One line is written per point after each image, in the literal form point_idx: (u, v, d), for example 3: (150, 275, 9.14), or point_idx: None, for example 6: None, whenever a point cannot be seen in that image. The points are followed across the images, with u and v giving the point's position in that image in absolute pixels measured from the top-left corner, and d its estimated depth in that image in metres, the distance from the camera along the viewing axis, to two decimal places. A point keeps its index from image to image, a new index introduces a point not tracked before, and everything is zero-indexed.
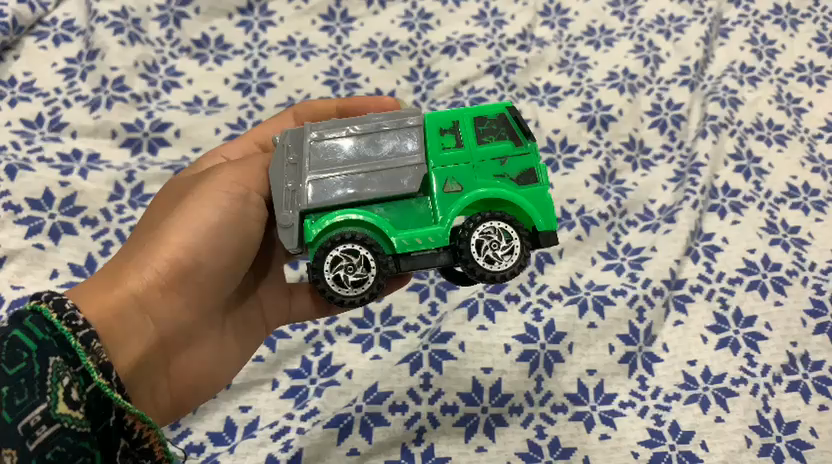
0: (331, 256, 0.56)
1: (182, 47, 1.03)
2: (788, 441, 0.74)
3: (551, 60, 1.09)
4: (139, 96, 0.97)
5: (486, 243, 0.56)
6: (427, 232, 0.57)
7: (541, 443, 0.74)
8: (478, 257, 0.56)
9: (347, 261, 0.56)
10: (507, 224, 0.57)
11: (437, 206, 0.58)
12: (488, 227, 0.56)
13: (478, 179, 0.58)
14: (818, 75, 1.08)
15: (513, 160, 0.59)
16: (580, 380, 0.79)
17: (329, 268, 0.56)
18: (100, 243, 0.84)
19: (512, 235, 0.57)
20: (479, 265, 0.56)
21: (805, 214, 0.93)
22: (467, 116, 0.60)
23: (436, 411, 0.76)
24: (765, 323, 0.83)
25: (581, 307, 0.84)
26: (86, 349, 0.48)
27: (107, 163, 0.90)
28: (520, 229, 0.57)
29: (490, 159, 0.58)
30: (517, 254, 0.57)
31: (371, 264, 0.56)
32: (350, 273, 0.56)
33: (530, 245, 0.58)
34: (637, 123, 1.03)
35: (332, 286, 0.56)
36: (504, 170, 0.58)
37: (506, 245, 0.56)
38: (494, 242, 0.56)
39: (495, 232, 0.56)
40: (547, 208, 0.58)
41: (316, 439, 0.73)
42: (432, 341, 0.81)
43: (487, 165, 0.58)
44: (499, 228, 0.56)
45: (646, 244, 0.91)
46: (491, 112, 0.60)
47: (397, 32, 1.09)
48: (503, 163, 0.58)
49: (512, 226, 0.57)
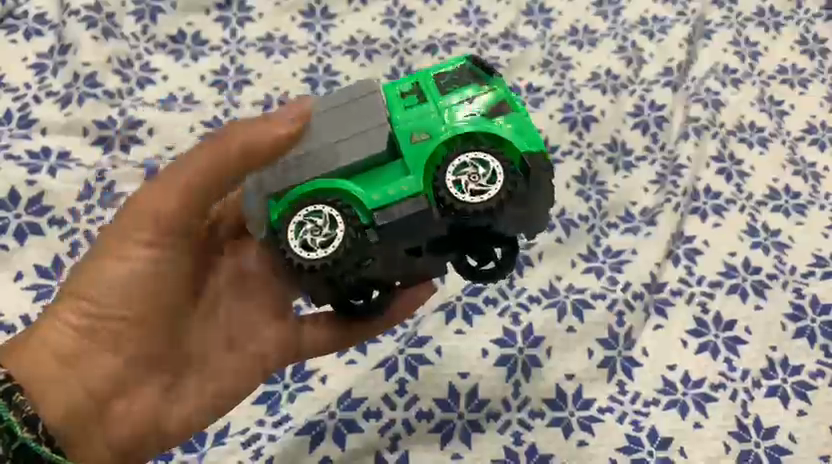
0: (295, 222, 0.57)
1: (158, 43, 1.01)
2: (766, 448, 0.75)
3: (533, 60, 1.08)
4: (112, 92, 0.95)
5: (463, 179, 0.57)
6: (399, 183, 0.58)
7: (518, 450, 0.74)
8: (457, 193, 0.56)
9: (311, 223, 0.57)
10: (482, 153, 0.57)
11: (407, 159, 0.59)
12: (462, 162, 0.57)
13: (447, 122, 0.60)
14: (799, 79, 1.08)
15: (478, 101, 0.60)
16: (558, 386, 0.78)
17: (295, 235, 0.57)
18: (68, 244, 0.82)
19: (489, 162, 0.57)
20: (460, 199, 0.56)
21: (787, 217, 0.93)
22: (426, 79, 0.63)
23: (411, 417, 0.75)
24: (745, 327, 0.83)
25: (560, 311, 0.83)
26: (9, 404, 0.56)
27: (77, 160, 0.88)
28: (498, 156, 0.57)
29: (453, 106, 0.60)
30: (499, 182, 0.56)
31: (336, 221, 0.57)
32: (315, 236, 0.57)
33: (519, 176, 0.58)
34: (619, 125, 1.02)
35: (301, 251, 0.57)
36: (472, 111, 0.60)
37: (484, 174, 0.57)
38: (472, 174, 0.57)
39: (469, 165, 0.57)
40: (524, 132, 0.59)
41: (287, 448, 0.72)
42: (409, 346, 0.79)
43: (455, 107, 0.60)
44: (474, 158, 0.57)
45: (628, 247, 0.89)
46: (449, 70, 0.63)
47: (378, 30, 1.08)
48: (469, 105, 0.60)
49: (490, 154, 0.57)
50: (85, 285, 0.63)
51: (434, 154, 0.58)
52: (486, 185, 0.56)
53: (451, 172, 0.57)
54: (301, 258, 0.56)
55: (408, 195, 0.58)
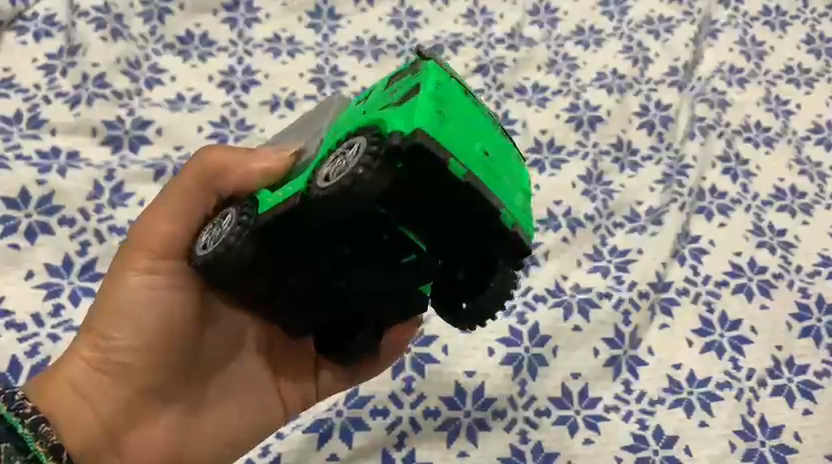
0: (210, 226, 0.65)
1: (166, 44, 1.02)
2: (771, 447, 0.75)
3: (539, 60, 1.08)
4: (121, 93, 0.95)
5: (334, 165, 0.53)
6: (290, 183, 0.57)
7: (524, 448, 0.74)
8: (321, 182, 0.52)
9: (218, 226, 0.64)
10: (357, 138, 0.52)
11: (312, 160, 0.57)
12: (338, 153, 0.53)
13: (358, 118, 0.56)
14: (805, 78, 1.08)
15: (399, 90, 0.55)
16: (564, 384, 0.78)
17: (205, 235, 0.65)
18: (77, 244, 0.82)
19: (353, 142, 0.52)
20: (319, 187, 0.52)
21: (793, 217, 0.93)
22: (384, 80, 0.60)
23: (418, 415, 0.75)
24: (751, 326, 0.83)
25: (566, 310, 0.83)
26: (34, 434, 0.57)
27: (87, 161, 0.89)
28: (368, 135, 0.51)
29: (378, 100, 0.57)
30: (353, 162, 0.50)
31: (231, 220, 0.62)
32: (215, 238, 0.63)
33: (380, 153, 0.49)
34: (625, 124, 1.02)
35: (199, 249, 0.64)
36: (385, 101, 0.55)
37: (347, 159, 0.51)
38: (341, 159, 0.52)
39: (342, 154, 0.53)
40: (411, 108, 0.51)
41: (295, 445, 0.73)
42: (415, 345, 0.79)
43: (378, 102, 0.56)
44: (345, 144, 0.53)
45: (634, 246, 0.89)
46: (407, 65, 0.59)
47: (385, 31, 1.09)
48: (390, 95, 0.55)
49: (362, 137, 0.51)
50: (97, 319, 0.65)
51: (329, 149, 0.56)
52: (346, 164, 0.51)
53: (325, 166, 0.53)
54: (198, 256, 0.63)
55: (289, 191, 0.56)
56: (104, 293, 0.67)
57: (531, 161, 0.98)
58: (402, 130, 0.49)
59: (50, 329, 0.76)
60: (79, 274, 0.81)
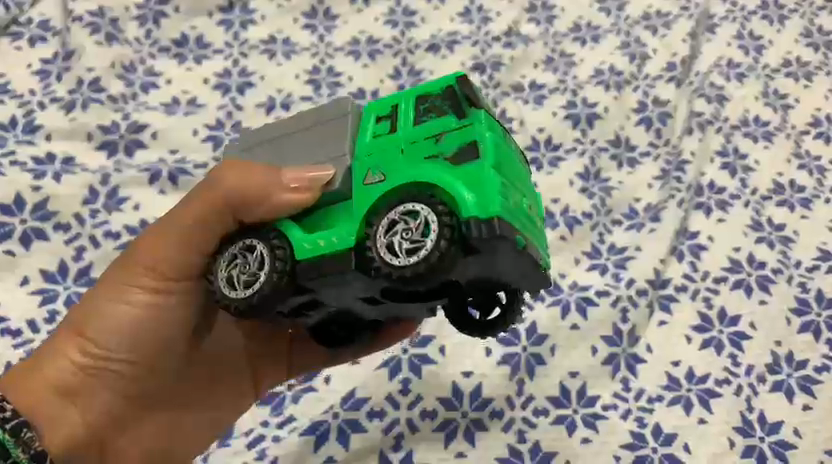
0: (228, 255, 0.60)
1: (162, 47, 1.02)
2: (771, 443, 0.75)
3: (536, 58, 1.08)
4: (116, 97, 0.95)
5: (397, 233, 0.53)
6: (332, 233, 0.56)
7: (522, 448, 0.74)
8: (385, 251, 0.52)
9: (241, 260, 0.59)
10: (421, 206, 0.52)
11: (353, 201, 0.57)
12: (396, 215, 0.53)
13: (402, 163, 0.56)
14: (804, 72, 1.08)
15: (448, 137, 0.55)
16: (562, 383, 0.78)
17: (225, 268, 0.59)
18: (73, 249, 0.82)
19: (420, 211, 0.52)
20: (386, 260, 0.52)
21: (792, 211, 0.93)
22: (409, 99, 0.60)
23: (415, 417, 0.75)
24: (750, 322, 0.83)
25: (563, 309, 0.83)
26: (17, 440, 0.56)
27: (82, 166, 0.89)
28: (440, 211, 0.52)
29: (421, 139, 0.56)
30: (428, 243, 0.51)
31: (262, 260, 0.57)
32: (243, 276, 0.58)
33: (460, 239, 0.51)
34: (623, 121, 1.02)
35: (223, 287, 0.58)
36: (437, 151, 0.55)
37: (417, 235, 0.52)
38: (406, 229, 0.52)
39: (403, 219, 0.53)
40: (480, 184, 0.52)
41: (292, 448, 0.73)
42: (412, 346, 0.79)
43: (419, 143, 0.56)
44: (407, 209, 0.53)
45: (632, 244, 0.89)
46: (437, 88, 0.59)
47: (381, 31, 1.08)
48: (438, 141, 0.56)
49: (430, 209, 0.52)
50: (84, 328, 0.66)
51: (375, 199, 0.55)
52: (418, 242, 0.52)
53: (384, 230, 0.53)
54: (224, 296, 0.58)
55: (337, 244, 0.55)
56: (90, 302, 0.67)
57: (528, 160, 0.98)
58: (485, 220, 0.51)
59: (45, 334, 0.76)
60: (76, 279, 0.81)
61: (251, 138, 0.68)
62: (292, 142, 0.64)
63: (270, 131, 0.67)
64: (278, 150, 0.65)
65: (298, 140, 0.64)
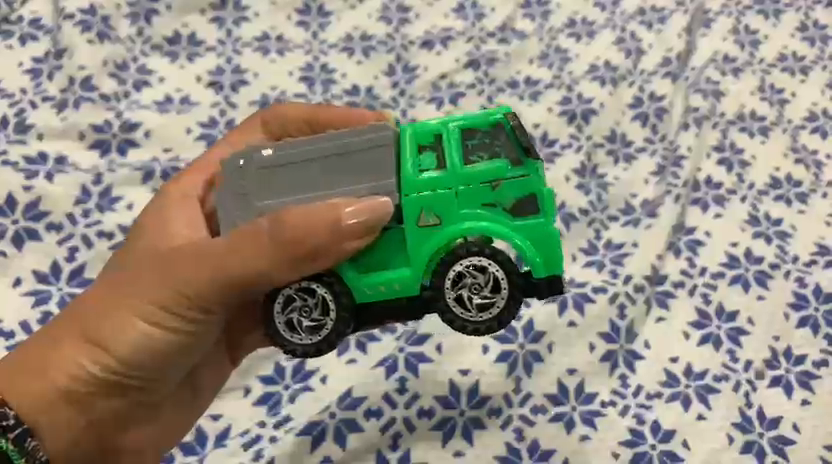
0: (285, 298, 0.59)
1: (154, 45, 1.01)
2: (770, 439, 0.74)
3: (531, 53, 1.07)
4: (108, 96, 0.95)
5: (465, 285, 0.57)
6: (395, 278, 0.58)
7: (520, 446, 0.73)
8: (456, 305, 0.57)
9: (301, 303, 0.59)
10: (489, 262, 0.56)
11: (409, 240, 0.57)
12: (463, 267, 0.57)
13: (459, 206, 0.56)
14: (800, 66, 1.07)
15: (506, 185, 0.56)
16: (561, 381, 0.77)
17: (284, 311, 0.59)
18: (66, 249, 0.81)
19: (488, 268, 0.57)
20: (457, 313, 0.57)
21: (789, 206, 0.92)
22: (456, 131, 0.58)
23: (412, 415, 0.74)
24: (747, 317, 0.83)
25: (561, 305, 0.82)
26: None
27: (75, 165, 0.88)
28: (509, 271, 0.57)
29: (478, 185, 0.56)
30: (496, 299, 0.57)
31: (328, 308, 0.58)
32: (305, 320, 0.59)
33: (520, 292, 0.58)
34: (618, 117, 1.02)
35: (286, 331, 0.59)
36: (495, 199, 0.57)
37: (485, 291, 0.57)
38: (474, 283, 0.57)
39: (469, 274, 0.57)
40: (544, 242, 0.57)
41: (289, 448, 0.72)
42: (408, 344, 0.78)
43: (475, 188, 0.56)
44: (472, 263, 0.57)
45: (629, 240, 0.89)
46: (487, 124, 0.58)
47: (374, 28, 1.08)
48: (495, 188, 0.56)
49: (499, 268, 0.57)
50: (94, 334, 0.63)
51: (435, 244, 0.57)
52: (488, 297, 0.57)
53: (451, 284, 0.57)
54: (291, 341, 0.59)
55: (400, 292, 0.58)
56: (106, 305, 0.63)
57: None
58: (546, 276, 0.58)
59: None
60: (69, 279, 0.80)
61: (256, 155, 0.58)
62: (323, 166, 0.57)
63: (301, 148, 0.57)
64: (303, 176, 0.57)
65: (331, 165, 0.57)
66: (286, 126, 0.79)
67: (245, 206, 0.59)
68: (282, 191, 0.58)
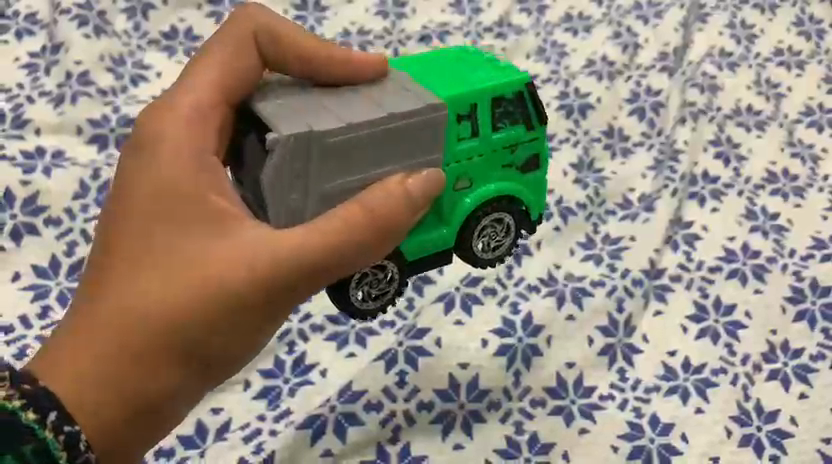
0: (359, 274, 0.69)
1: (150, 39, 1.01)
2: (767, 432, 0.75)
3: (528, 48, 1.08)
4: (105, 90, 0.94)
5: (487, 233, 0.73)
6: (440, 237, 0.70)
7: (520, 439, 0.72)
8: (479, 247, 0.74)
9: (372, 277, 0.70)
10: (506, 214, 0.73)
11: (448, 201, 0.69)
12: (488, 220, 0.72)
13: (485, 166, 0.69)
14: (796, 60, 1.10)
15: (520, 147, 0.71)
16: (559, 373, 0.77)
17: (356, 285, 0.70)
18: (64, 244, 0.80)
19: (504, 218, 0.73)
20: (481, 253, 0.74)
21: (785, 200, 0.94)
22: (486, 98, 0.66)
23: (412, 409, 0.73)
24: (745, 311, 0.83)
25: (559, 299, 0.82)
26: None
27: (72, 160, 0.87)
28: (517, 216, 0.74)
29: (501, 149, 0.69)
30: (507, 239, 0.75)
31: (393, 277, 0.70)
32: (373, 290, 0.71)
33: (524, 225, 0.75)
34: (615, 111, 1.02)
35: (359, 300, 0.71)
36: (511, 159, 0.71)
37: (500, 233, 0.74)
38: (493, 231, 0.74)
39: (490, 224, 0.73)
40: (539, 189, 0.74)
41: (289, 442, 0.70)
42: (408, 338, 0.77)
43: (500, 152, 0.70)
44: (496, 219, 0.73)
45: (627, 234, 0.89)
46: (510, 91, 0.68)
47: (372, 22, 1.08)
48: (512, 150, 0.70)
49: (511, 216, 0.73)
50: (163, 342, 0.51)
51: (472, 207, 0.70)
52: (501, 239, 0.75)
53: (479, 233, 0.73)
54: (362, 307, 0.71)
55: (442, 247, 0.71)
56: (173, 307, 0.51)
57: None
58: (539, 215, 0.75)
59: (40, 331, 0.73)
60: (68, 275, 0.78)
61: (320, 139, 0.58)
62: (378, 147, 0.60)
63: (362, 130, 0.59)
64: (361, 157, 0.60)
65: (387, 144, 0.61)
66: (282, 54, 0.64)
67: (300, 189, 0.60)
68: (337, 171, 0.60)
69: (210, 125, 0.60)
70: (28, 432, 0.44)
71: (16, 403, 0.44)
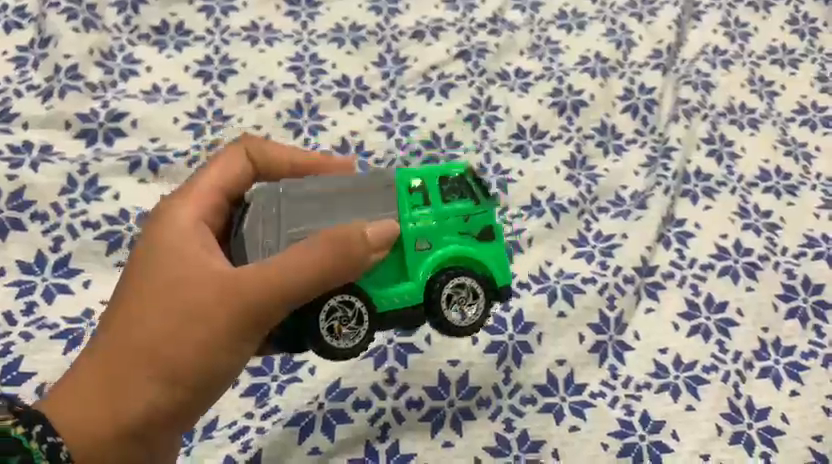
0: (327, 306, 0.61)
1: (141, 34, 1.00)
2: (759, 429, 0.74)
3: (522, 45, 1.08)
4: (95, 85, 0.93)
5: (454, 297, 0.65)
6: (403, 291, 0.63)
7: (510, 437, 0.72)
8: (447, 313, 0.65)
9: (342, 312, 0.62)
10: (470, 279, 0.65)
11: (409, 260, 0.63)
12: (453, 284, 0.64)
13: (439, 231, 0.64)
14: (790, 59, 1.10)
15: (474, 218, 0.65)
16: (549, 371, 0.76)
17: (325, 317, 0.62)
18: (50, 239, 0.78)
19: (467, 282, 0.65)
20: (449, 321, 0.65)
21: (778, 198, 0.94)
22: (435, 173, 0.66)
23: (401, 406, 0.72)
24: (737, 308, 0.83)
25: (550, 296, 0.82)
26: None
27: (60, 154, 0.86)
28: (482, 283, 0.66)
29: (454, 215, 0.65)
30: (480, 308, 0.66)
31: (363, 318, 0.63)
32: (344, 327, 0.63)
33: (491, 294, 0.67)
34: (609, 109, 1.02)
35: (327, 337, 0.63)
36: (467, 228, 0.65)
37: (470, 299, 0.66)
38: (461, 297, 0.66)
39: (459, 288, 0.65)
40: (501, 262, 0.67)
41: (276, 439, 0.70)
42: (398, 335, 0.77)
43: (455, 221, 0.65)
44: (458, 282, 0.65)
45: (618, 231, 0.89)
46: (452, 172, 0.67)
47: (364, 18, 1.08)
48: (467, 221, 0.65)
49: (476, 282, 0.66)
50: (154, 363, 0.56)
51: (431, 264, 0.64)
52: (472, 306, 0.66)
53: (443, 297, 0.64)
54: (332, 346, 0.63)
55: (408, 303, 0.64)
56: (164, 331, 0.57)
57: (515, 147, 0.97)
58: (504, 286, 0.67)
59: (23, 327, 0.72)
60: (54, 270, 0.77)
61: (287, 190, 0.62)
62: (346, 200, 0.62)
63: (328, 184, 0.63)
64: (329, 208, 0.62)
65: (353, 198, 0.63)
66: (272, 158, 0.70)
67: (274, 231, 0.61)
68: (304, 218, 0.62)
69: (210, 195, 0.66)
70: (16, 442, 0.49)
71: (8, 421, 0.49)
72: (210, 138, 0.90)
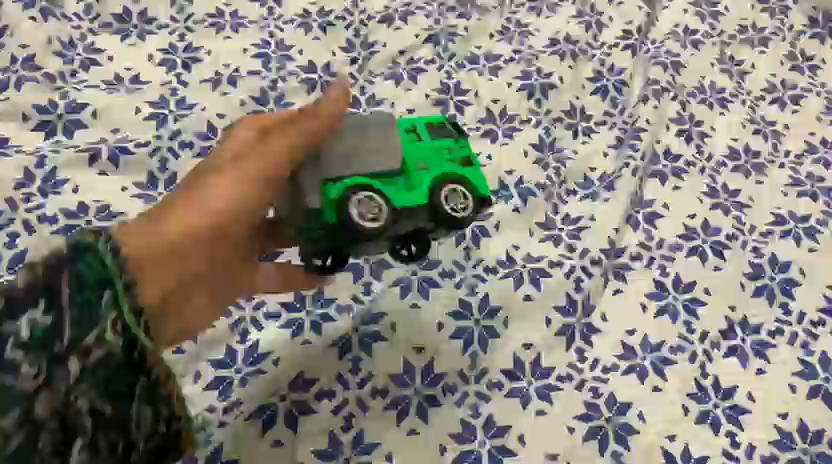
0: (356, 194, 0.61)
1: (102, 23, 0.99)
2: (725, 408, 0.75)
3: (492, 28, 1.07)
4: (54, 76, 0.91)
5: (452, 196, 0.65)
6: (410, 190, 0.64)
7: (475, 423, 0.72)
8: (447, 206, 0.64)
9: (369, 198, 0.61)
10: (463, 187, 0.66)
11: (411, 178, 0.65)
12: (451, 187, 0.65)
13: (431, 162, 0.67)
14: (760, 38, 1.11)
15: (456, 149, 0.70)
16: (516, 355, 0.76)
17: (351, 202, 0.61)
18: (5, 235, 0.76)
19: (461, 187, 0.66)
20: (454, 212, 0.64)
21: (746, 177, 0.94)
22: (420, 122, 0.71)
23: (365, 395, 0.72)
24: (704, 288, 0.83)
25: (517, 280, 0.82)
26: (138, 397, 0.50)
27: (18, 147, 0.84)
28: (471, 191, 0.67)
29: (436, 152, 0.68)
30: (471, 205, 0.66)
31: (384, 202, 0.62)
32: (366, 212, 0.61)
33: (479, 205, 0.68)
34: (578, 91, 1.02)
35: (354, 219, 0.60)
36: (451, 157, 0.69)
37: (465, 200, 0.65)
38: (458, 196, 0.65)
39: (455, 188, 0.65)
40: (482, 180, 0.69)
41: (238, 431, 0.69)
42: (363, 324, 0.76)
43: (439, 154, 0.68)
44: (457, 189, 0.65)
45: (586, 213, 0.89)
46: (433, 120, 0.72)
47: (332, 3, 1.06)
48: (448, 150, 0.69)
49: (467, 189, 0.66)
50: (195, 205, 0.59)
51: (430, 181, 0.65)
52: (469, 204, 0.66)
53: (448, 187, 0.65)
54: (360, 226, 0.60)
55: (414, 201, 0.64)
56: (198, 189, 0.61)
57: (484, 131, 0.96)
58: (487, 195, 0.68)
59: None
60: (9, 265, 0.75)
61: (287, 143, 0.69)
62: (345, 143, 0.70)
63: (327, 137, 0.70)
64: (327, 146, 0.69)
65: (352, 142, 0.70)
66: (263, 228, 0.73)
67: None
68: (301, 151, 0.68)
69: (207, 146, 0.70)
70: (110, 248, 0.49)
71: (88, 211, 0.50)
72: (172, 126, 0.88)
